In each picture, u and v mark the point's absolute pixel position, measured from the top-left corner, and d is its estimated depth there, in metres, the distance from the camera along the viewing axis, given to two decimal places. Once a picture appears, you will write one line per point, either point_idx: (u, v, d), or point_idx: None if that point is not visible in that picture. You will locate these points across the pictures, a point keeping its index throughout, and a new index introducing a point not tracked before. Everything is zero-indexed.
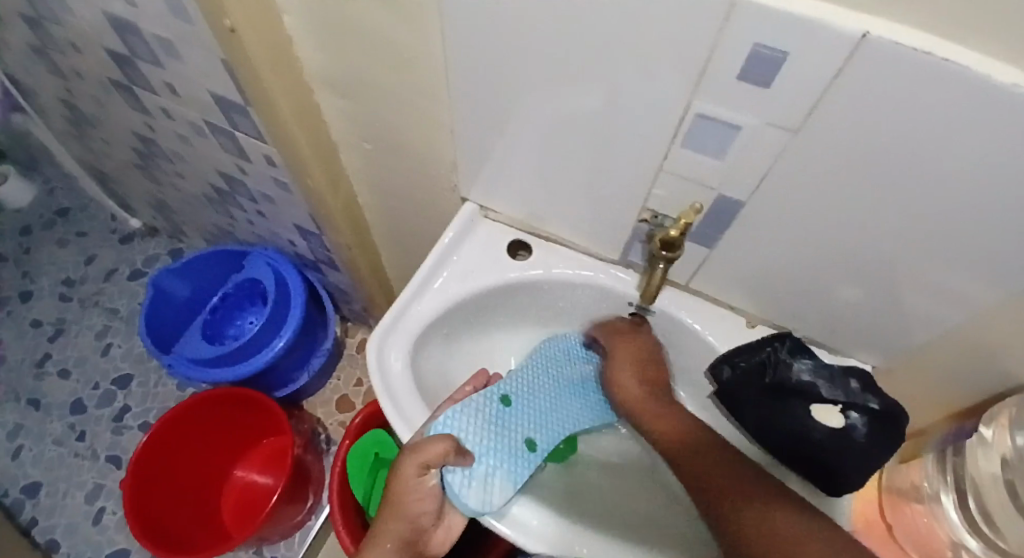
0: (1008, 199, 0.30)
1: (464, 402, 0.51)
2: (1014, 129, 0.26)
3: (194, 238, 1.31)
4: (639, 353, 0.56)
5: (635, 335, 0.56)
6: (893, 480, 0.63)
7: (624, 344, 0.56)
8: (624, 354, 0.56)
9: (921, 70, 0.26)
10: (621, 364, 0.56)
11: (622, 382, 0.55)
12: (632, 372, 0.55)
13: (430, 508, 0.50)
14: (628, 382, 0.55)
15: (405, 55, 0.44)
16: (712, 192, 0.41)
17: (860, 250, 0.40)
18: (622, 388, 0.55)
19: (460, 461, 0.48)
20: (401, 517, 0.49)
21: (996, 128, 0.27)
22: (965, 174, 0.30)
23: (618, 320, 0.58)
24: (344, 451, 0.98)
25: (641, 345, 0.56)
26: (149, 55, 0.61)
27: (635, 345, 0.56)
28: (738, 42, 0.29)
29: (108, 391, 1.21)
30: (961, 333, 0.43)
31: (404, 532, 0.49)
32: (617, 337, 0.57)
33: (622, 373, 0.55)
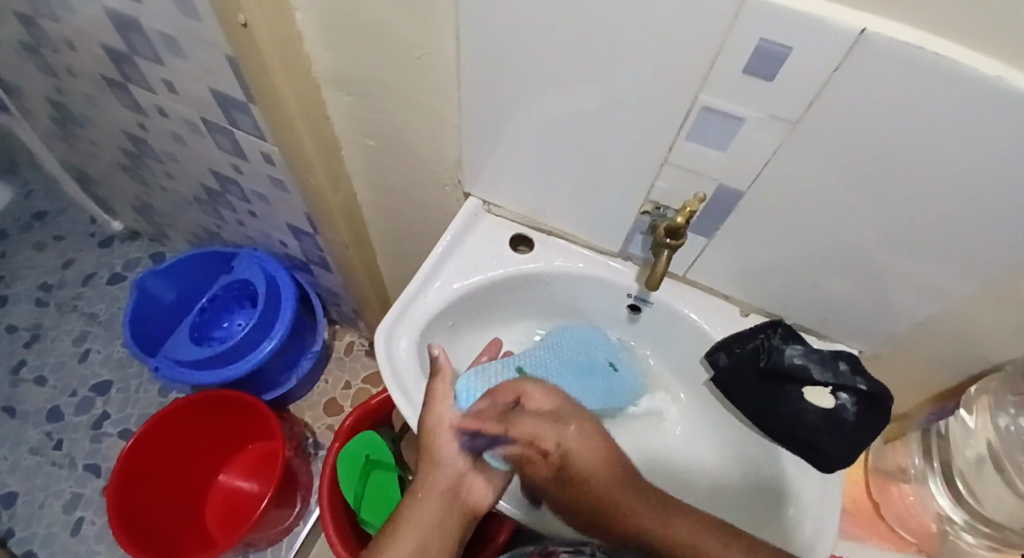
0: (988, 184, 0.33)
1: (481, 366, 0.53)
2: (995, 115, 0.29)
3: (177, 240, 1.29)
4: (591, 436, 0.46)
5: (573, 418, 0.47)
6: (881, 461, 0.66)
7: (565, 439, 0.46)
8: (571, 443, 0.46)
9: (915, 65, 0.28)
10: (576, 461, 0.45)
11: (583, 477, 0.45)
12: (595, 461, 0.45)
13: (462, 448, 0.48)
14: (591, 474, 0.45)
15: (416, 52, 0.45)
16: (713, 183, 0.43)
17: (849, 240, 0.43)
18: (585, 483, 0.45)
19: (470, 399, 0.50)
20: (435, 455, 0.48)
21: (979, 116, 0.29)
22: (952, 162, 0.33)
23: (537, 399, 0.47)
24: (333, 454, 0.97)
25: (584, 441, 0.46)
26: (150, 51, 0.61)
27: (577, 439, 0.46)
28: (746, 38, 0.31)
29: (86, 398, 1.18)
30: (942, 318, 0.45)
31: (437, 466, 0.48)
32: (555, 425, 0.46)
33: (579, 469, 0.45)
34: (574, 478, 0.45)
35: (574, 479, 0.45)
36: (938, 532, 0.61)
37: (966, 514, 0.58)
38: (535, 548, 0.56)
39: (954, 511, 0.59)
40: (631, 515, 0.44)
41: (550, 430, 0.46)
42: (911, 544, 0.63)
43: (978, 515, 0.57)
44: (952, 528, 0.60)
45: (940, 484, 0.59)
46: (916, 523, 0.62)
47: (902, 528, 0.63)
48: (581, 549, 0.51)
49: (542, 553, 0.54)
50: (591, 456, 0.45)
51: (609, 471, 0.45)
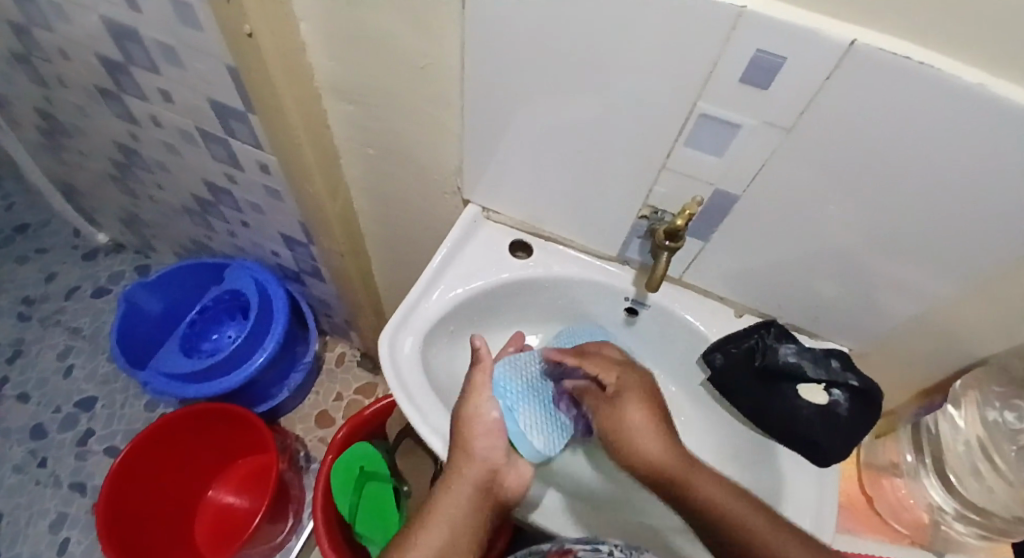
0: (970, 185, 0.35)
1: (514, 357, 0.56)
2: (976, 118, 0.31)
3: (164, 252, 1.28)
4: (642, 383, 0.50)
5: (634, 365, 0.51)
6: (871, 456, 0.67)
7: (622, 377, 0.50)
8: (625, 381, 0.50)
9: (902, 73, 0.30)
10: (630, 396, 0.48)
11: (632, 412, 0.47)
12: (634, 401, 0.48)
13: (499, 442, 0.49)
14: (628, 408, 0.48)
15: (419, 62, 0.46)
16: (709, 188, 0.45)
17: (839, 242, 0.44)
18: (620, 414, 0.48)
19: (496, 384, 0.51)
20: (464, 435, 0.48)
21: (961, 119, 0.31)
22: (937, 164, 0.35)
23: (612, 353, 0.53)
24: (327, 467, 0.96)
25: (638, 384, 0.49)
26: (147, 62, 0.61)
27: (632, 380, 0.50)
28: (742, 49, 0.33)
29: (70, 414, 1.16)
30: (929, 314, 0.47)
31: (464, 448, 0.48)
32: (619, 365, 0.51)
33: (623, 400, 0.48)
34: (616, 408, 0.48)
35: (616, 410, 0.48)
36: (930, 523, 0.63)
37: (956, 502, 0.61)
38: (546, 546, 0.48)
39: (945, 499, 0.61)
40: (642, 445, 0.46)
41: (613, 366, 0.51)
42: (904, 536, 0.65)
43: (968, 503, 0.60)
44: (943, 518, 0.62)
45: (931, 477, 0.61)
46: (909, 515, 0.64)
47: (895, 520, 0.65)
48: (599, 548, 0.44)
49: (555, 551, 0.46)
50: (635, 396, 0.48)
51: (643, 411, 0.47)
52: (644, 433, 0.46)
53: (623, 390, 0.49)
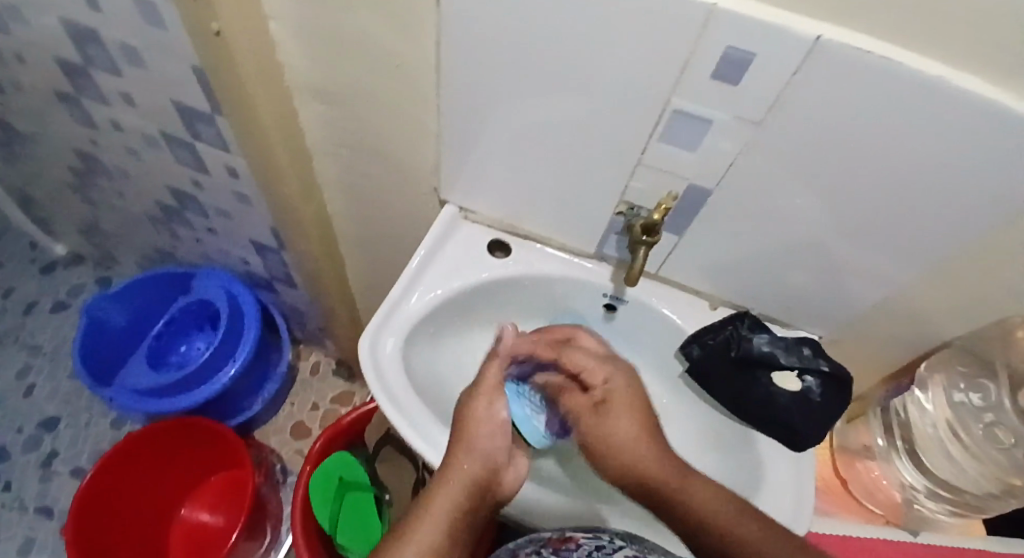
0: (931, 170, 0.37)
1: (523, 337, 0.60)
2: (934, 105, 0.33)
3: (126, 264, 1.24)
4: (631, 387, 0.50)
5: (622, 368, 0.52)
6: (845, 440, 0.69)
7: (608, 381, 0.50)
8: (614, 386, 0.50)
9: (864, 66, 0.32)
10: (616, 401, 0.49)
11: (614, 418, 0.47)
12: (623, 408, 0.48)
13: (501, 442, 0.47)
14: (616, 416, 0.47)
15: (396, 62, 0.46)
16: (684, 183, 0.46)
17: (808, 232, 0.46)
18: (608, 423, 0.47)
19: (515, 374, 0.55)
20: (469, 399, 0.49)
21: (921, 107, 0.33)
22: (899, 153, 0.37)
23: (593, 347, 0.54)
24: (306, 477, 0.93)
25: (625, 388, 0.49)
26: (109, 64, 0.59)
27: (620, 383, 0.50)
28: (713, 45, 0.34)
29: (32, 435, 1.10)
30: (893, 297, 0.50)
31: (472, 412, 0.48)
32: (605, 366, 0.52)
33: (612, 408, 0.48)
34: (604, 416, 0.48)
35: (604, 419, 0.48)
36: (904, 502, 0.67)
37: (929, 483, 0.63)
38: (547, 534, 0.48)
39: (920, 481, 0.64)
40: (631, 457, 0.45)
41: (598, 368, 0.51)
42: (880, 516, 0.68)
43: (941, 482, 0.62)
44: (915, 496, 0.66)
45: (903, 459, 0.63)
46: (883, 494, 0.67)
47: (870, 500, 0.68)
48: (599, 535, 0.46)
49: (556, 539, 0.46)
50: (623, 403, 0.48)
51: (632, 419, 0.47)
52: (634, 443, 0.45)
53: (607, 394, 0.50)
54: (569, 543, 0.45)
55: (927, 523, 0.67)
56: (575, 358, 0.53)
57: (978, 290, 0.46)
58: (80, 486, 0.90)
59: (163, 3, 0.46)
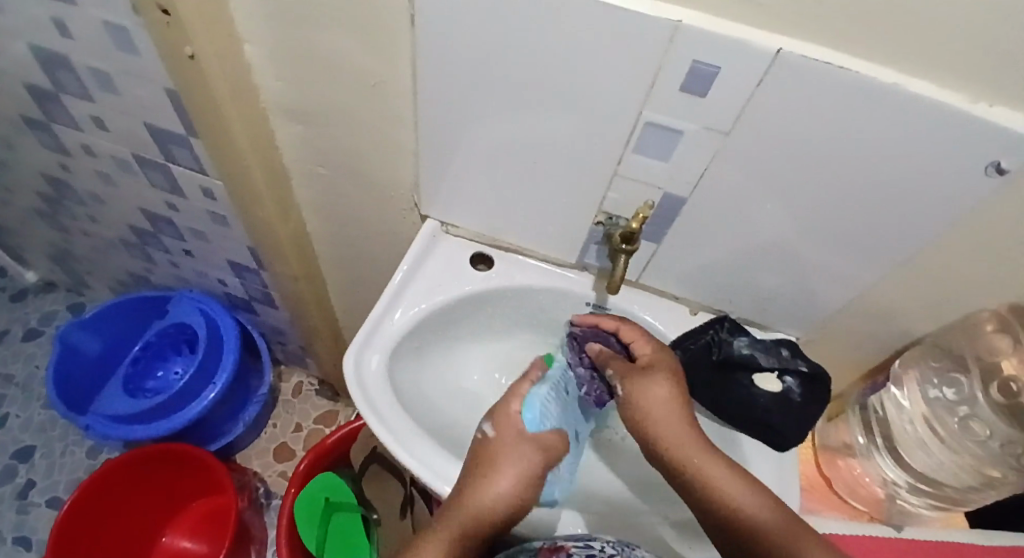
0: (894, 173, 0.38)
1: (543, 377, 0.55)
2: (892, 112, 0.34)
3: (99, 289, 1.21)
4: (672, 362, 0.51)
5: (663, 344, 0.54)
6: (825, 439, 0.71)
7: (655, 353, 0.52)
8: (658, 355, 0.51)
9: (824, 76, 0.33)
10: (660, 368, 0.50)
11: (656, 384, 0.49)
12: (663, 375, 0.49)
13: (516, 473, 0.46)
14: (656, 380, 0.49)
15: (371, 81, 0.46)
16: (659, 192, 0.47)
17: (780, 236, 0.47)
18: (650, 383, 0.49)
19: (539, 422, 0.51)
20: (501, 414, 0.50)
21: (882, 114, 0.34)
22: (863, 157, 0.38)
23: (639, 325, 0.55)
24: (290, 500, 0.91)
25: (669, 361, 0.51)
26: (79, 89, 0.58)
27: (665, 356, 0.51)
28: (681, 59, 0.35)
29: (7, 466, 1.08)
30: (865, 296, 0.51)
31: (506, 423, 0.49)
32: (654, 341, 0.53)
33: (653, 370, 0.50)
34: (646, 377, 0.49)
35: (646, 380, 0.49)
36: (886, 498, 0.66)
37: (909, 477, 0.63)
38: (537, 543, 0.48)
39: (900, 474, 0.64)
40: (667, 423, 0.46)
41: (646, 339, 0.53)
42: (863, 513, 0.68)
43: (921, 476, 0.62)
44: (897, 491, 0.66)
45: (882, 454, 0.64)
46: (865, 491, 0.67)
47: (853, 497, 0.68)
48: (591, 544, 0.46)
49: (547, 548, 0.46)
50: (665, 370, 0.50)
51: (672, 388, 0.48)
52: (671, 407, 0.47)
53: (653, 361, 0.51)
54: (561, 553, 0.45)
55: (909, 517, 0.68)
56: (628, 328, 0.54)
57: (944, 287, 0.47)
58: (55, 519, 0.87)
59: (134, 26, 0.46)
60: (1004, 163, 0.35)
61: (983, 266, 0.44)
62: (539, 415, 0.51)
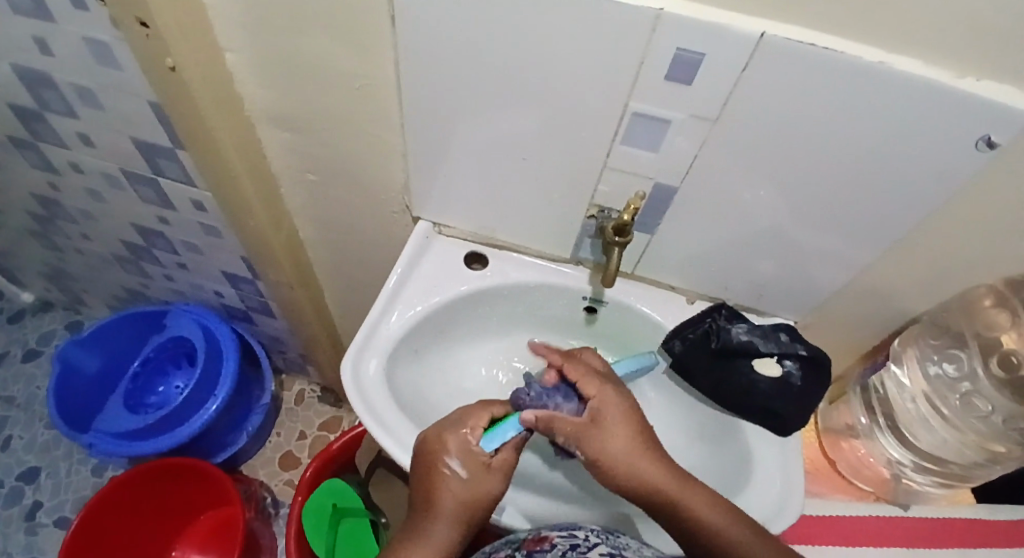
0: (886, 154, 0.38)
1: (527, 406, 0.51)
2: (880, 92, 0.34)
3: (96, 306, 1.21)
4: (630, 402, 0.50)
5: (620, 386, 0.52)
6: (828, 421, 0.70)
7: (602, 396, 0.50)
8: (610, 403, 0.49)
9: (810, 58, 0.33)
10: (610, 414, 0.49)
11: (612, 432, 0.47)
12: (618, 422, 0.48)
13: (463, 517, 0.46)
14: (615, 431, 0.47)
15: (357, 83, 0.46)
16: (650, 182, 0.46)
17: (774, 222, 0.47)
18: (609, 437, 0.47)
19: (500, 446, 0.48)
20: (464, 448, 0.48)
21: (871, 92, 0.34)
22: (855, 139, 0.38)
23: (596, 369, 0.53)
24: (298, 508, 0.90)
25: (616, 401, 0.50)
26: (64, 106, 0.58)
27: (612, 398, 0.50)
28: (665, 48, 0.35)
29: (14, 488, 1.08)
30: (862, 276, 0.51)
31: (474, 460, 0.47)
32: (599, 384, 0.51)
33: (607, 422, 0.48)
34: (600, 430, 0.48)
35: (602, 434, 0.47)
36: (892, 478, 0.67)
37: (916, 458, 0.64)
38: (522, 535, 0.48)
39: (904, 457, 0.65)
40: (643, 471, 0.45)
41: (591, 384, 0.51)
42: (870, 493, 0.70)
43: (926, 457, 0.63)
44: (902, 471, 0.66)
45: (885, 434, 0.64)
46: (870, 472, 0.68)
47: (857, 477, 0.69)
48: (574, 533, 0.45)
49: (531, 539, 0.46)
50: (621, 418, 0.49)
51: (633, 434, 0.47)
52: (637, 454, 0.46)
53: (604, 410, 0.49)
54: (544, 543, 0.44)
55: (914, 495, 0.69)
56: (572, 377, 0.52)
57: (941, 264, 0.47)
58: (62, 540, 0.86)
59: (115, 40, 0.46)
60: (995, 137, 0.35)
61: (980, 243, 0.44)
62: (505, 440, 0.48)
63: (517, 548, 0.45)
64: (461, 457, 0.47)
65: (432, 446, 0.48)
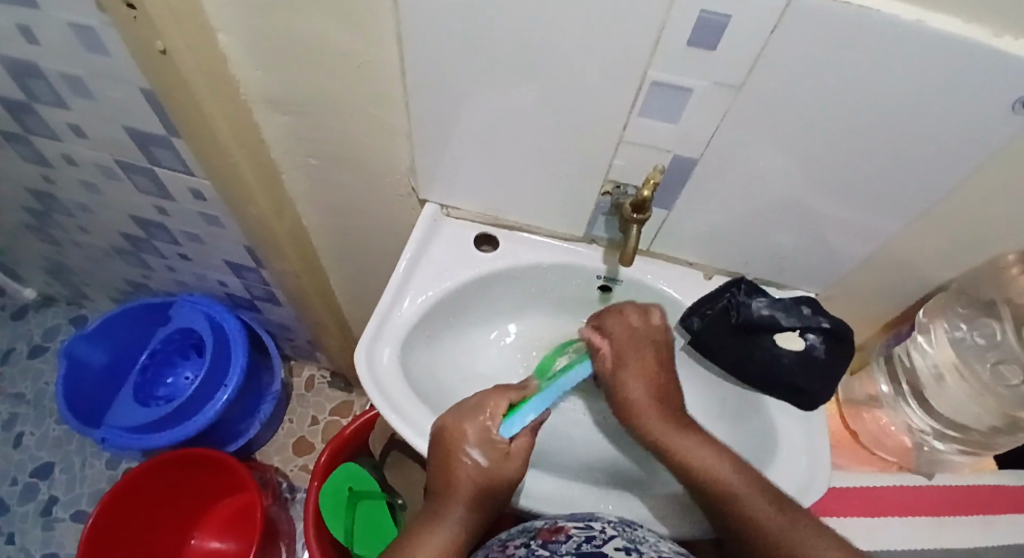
0: (919, 118, 0.36)
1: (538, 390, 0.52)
2: (917, 52, 0.32)
3: (99, 300, 1.20)
4: (656, 360, 0.53)
5: (652, 340, 0.53)
6: (850, 393, 0.69)
7: (634, 348, 0.53)
8: (631, 359, 0.53)
9: (843, 17, 0.31)
10: (634, 368, 0.53)
11: (630, 383, 0.52)
12: (638, 377, 0.52)
13: (482, 499, 0.46)
14: (630, 384, 0.52)
15: (354, 62, 0.44)
16: (668, 155, 0.45)
17: (796, 193, 0.46)
18: (621, 390, 0.52)
19: (519, 432, 0.48)
20: (484, 436, 0.47)
21: (906, 54, 0.32)
22: (887, 103, 0.36)
23: (634, 319, 0.54)
24: (314, 493, 0.91)
25: (644, 355, 0.53)
26: (53, 97, 0.56)
27: (644, 351, 0.53)
28: (686, 13, 0.32)
29: (29, 484, 1.08)
30: (886, 245, 0.50)
31: (493, 447, 0.47)
32: (639, 336, 0.53)
33: (624, 377, 0.53)
34: (619, 379, 0.53)
35: (620, 382, 0.53)
36: (914, 447, 0.67)
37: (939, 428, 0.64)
38: (537, 524, 0.47)
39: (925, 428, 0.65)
40: (647, 423, 0.51)
41: (627, 336, 0.53)
42: (893, 463, 0.70)
43: (947, 425, 0.63)
44: (925, 440, 0.66)
45: (908, 405, 0.64)
46: (892, 440, 0.67)
47: (880, 449, 0.69)
48: (591, 524, 0.44)
49: (547, 529, 0.45)
50: (642, 375, 0.52)
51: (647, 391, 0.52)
52: (647, 408, 0.51)
53: (629, 361, 0.53)
54: (560, 534, 0.44)
55: (938, 465, 0.69)
56: (609, 325, 0.54)
57: (968, 232, 0.46)
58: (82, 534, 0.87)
59: (100, 25, 0.43)
60: None
61: (1013, 208, 0.43)
62: (523, 425, 0.48)
63: (533, 538, 0.44)
64: (481, 447, 0.46)
65: (451, 435, 0.46)
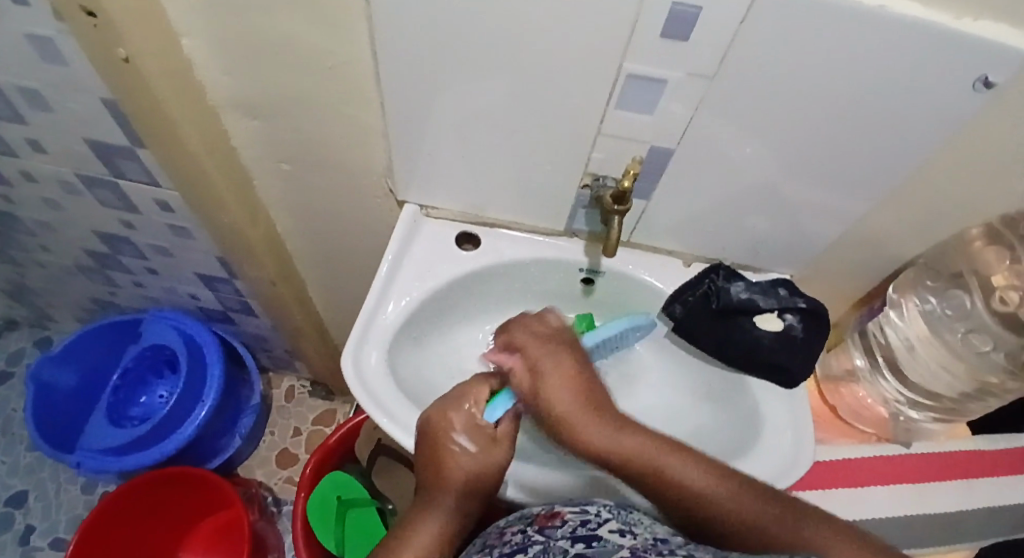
0: (883, 100, 0.38)
1: None
2: (880, 37, 0.33)
3: (64, 320, 1.16)
4: (573, 362, 0.48)
5: (563, 342, 0.49)
6: (827, 369, 0.72)
7: (547, 354, 0.48)
8: (547, 365, 0.47)
9: (808, 5, 0.32)
10: (552, 374, 0.46)
11: (552, 393, 0.46)
12: (560, 384, 0.46)
13: (473, 490, 0.46)
14: (555, 393, 0.46)
15: (326, 63, 0.43)
16: (645, 146, 0.45)
17: (770, 179, 0.47)
18: (547, 402, 0.45)
19: (502, 416, 0.48)
20: (471, 423, 0.47)
21: (870, 40, 0.33)
22: (853, 87, 0.37)
23: (537, 326, 0.50)
24: (302, 504, 0.89)
25: (559, 358, 0.48)
26: (7, 110, 0.53)
27: (557, 357, 0.48)
28: (658, 6, 0.33)
29: (3, 514, 1.04)
30: (855, 225, 0.51)
31: (481, 432, 0.47)
32: (551, 342, 0.49)
33: (545, 389, 0.46)
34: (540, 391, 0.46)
35: (542, 395, 0.46)
36: (890, 417, 0.69)
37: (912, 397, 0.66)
38: (533, 510, 0.48)
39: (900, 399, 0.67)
40: (585, 435, 0.44)
41: (536, 344, 0.49)
42: (871, 435, 0.72)
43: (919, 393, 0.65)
44: (899, 409, 0.68)
45: (883, 377, 0.66)
46: (869, 412, 0.69)
47: (857, 421, 0.71)
48: (587, 508, 0.45)
49: (543, 515, 0.46)
50: (564, 382, 0.46)
51: (575, 396, 0.45)
52: (579, 415, 0.44)
53: (542, 369, 0.47)
54: (556, 519, 0.44)
55: (913, 433, 0.71)
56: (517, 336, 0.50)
57: (931, 208, 0.48)
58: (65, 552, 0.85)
59: (58, 34, 0.42)
60: (992, 76, 0.35)
61: (972, 183, 0.45)
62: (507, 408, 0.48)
63: (529, 525, 0.44)
64: (468, 430, 0.47)
65: (437, 424, 0.47)
